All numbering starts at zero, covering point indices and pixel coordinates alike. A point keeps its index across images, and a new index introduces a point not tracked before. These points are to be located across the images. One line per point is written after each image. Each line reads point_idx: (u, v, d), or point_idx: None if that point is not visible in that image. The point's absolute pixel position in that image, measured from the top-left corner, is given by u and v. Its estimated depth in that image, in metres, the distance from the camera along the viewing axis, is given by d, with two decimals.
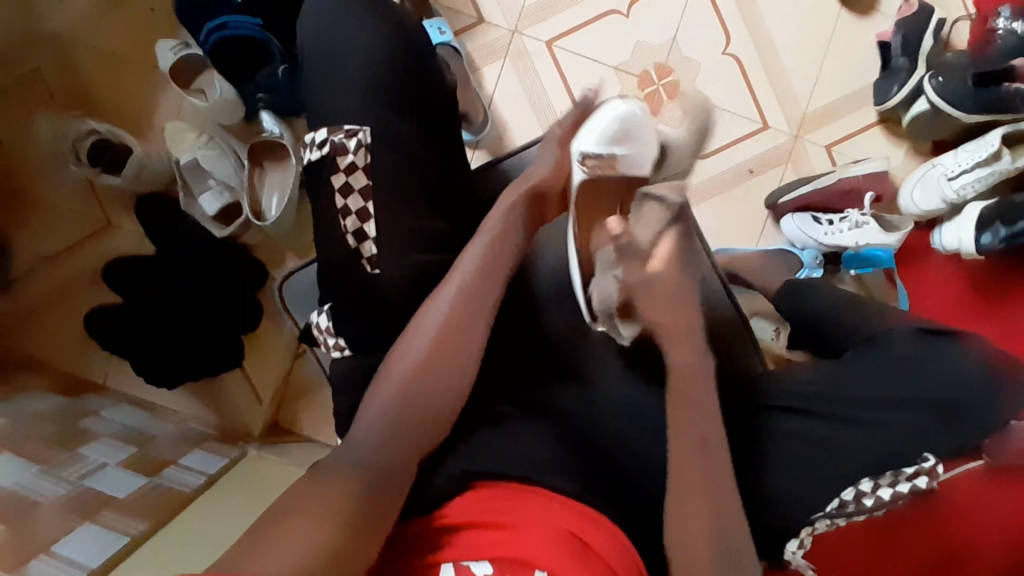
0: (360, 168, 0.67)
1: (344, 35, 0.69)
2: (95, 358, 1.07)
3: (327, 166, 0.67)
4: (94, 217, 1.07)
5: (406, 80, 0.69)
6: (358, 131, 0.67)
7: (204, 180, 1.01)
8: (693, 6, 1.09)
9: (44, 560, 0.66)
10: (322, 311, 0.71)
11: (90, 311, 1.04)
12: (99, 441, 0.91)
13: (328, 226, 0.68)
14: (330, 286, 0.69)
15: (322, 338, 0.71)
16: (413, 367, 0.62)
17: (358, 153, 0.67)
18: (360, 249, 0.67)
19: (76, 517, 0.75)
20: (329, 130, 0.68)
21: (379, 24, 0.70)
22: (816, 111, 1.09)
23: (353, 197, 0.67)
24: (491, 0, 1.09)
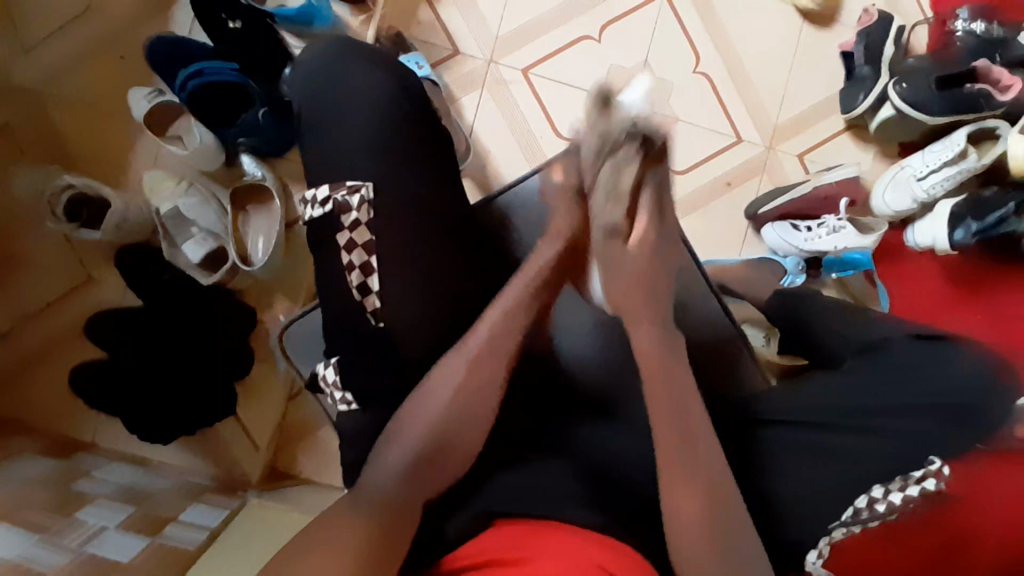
0: (364, 224, 0.67)
1: (340, 81, 0.70)
2: (83, 417, 1.04)
3: (327, 220, 0.67)
4: (73, 273, 1.05)
5: (397, 122, 0.69)
6: (358, 187, 0.67)
7: (188, 228, 0.99)
8: (662, 27, 1.12)
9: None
10: (329, 364, 0.70)
11: (74, 370, 1.01)
12: (95, 503, 0.88)
13: (332, 279, 0.68)
14: (336, 330, 0.68)
15: (328, 392, 0.69)
16: (428, 418, 0.61)
17: (362, 209, 0.67)
18: (364, 302, 0.66)
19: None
20: (331, 186, 0.68)
21: (371, 67, 0.70)
22: (787, 122, 1.13)
23: (357, 251, 0.67)
24: (465, 31, 1.11)
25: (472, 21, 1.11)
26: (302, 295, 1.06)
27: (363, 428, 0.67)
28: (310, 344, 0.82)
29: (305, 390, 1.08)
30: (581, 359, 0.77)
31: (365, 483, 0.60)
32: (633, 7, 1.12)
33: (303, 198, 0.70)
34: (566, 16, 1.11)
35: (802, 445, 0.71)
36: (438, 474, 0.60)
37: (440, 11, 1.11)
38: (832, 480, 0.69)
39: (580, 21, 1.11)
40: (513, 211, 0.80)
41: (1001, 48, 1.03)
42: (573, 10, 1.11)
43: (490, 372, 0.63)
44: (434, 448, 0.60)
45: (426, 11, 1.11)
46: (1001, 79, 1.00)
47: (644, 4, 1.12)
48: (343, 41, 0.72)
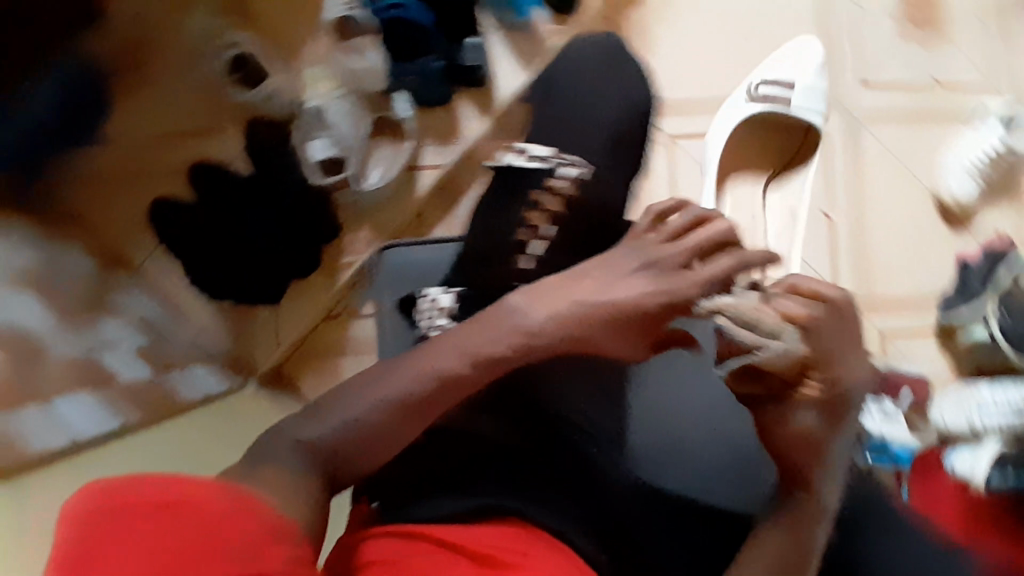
0: (564, 196, 0.74)
1: (603, 84, 0.82)
2: (139, 240, 1.06)
3: (527, 172, 0.73)
4: (198, 117, 1.08)
5: (620, 136, 0.79)
6: (574, 168, 0.74)
7: (323, 127, 1.03)
8: (813, 159, 1.16)
9: (33, 411, 0.72)
10: (444, 291, 0.72)
11: (156, 200, 1.05)
12: (116, 321, 0.93)
13: (498, 220, 0.73)
14: (464, 268, 0.74)
15: (428, 313, 0.71)
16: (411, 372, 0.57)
17: (568, 182, 0.74)
18: (520, 255, 0.72)
19: (77, 383, 0.79)
20: (553, 152, 0.75)
21: (625, 87, 0.82)
22: (885, 295, 1.15)
23: (541, 212, 0.73)
24: None
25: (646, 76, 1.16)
26: (388, 231, 1.10)
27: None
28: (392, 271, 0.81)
29: (344, 314, 1.11)
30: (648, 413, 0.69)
31: (312, 421, 0.55)
32: None
33: (520, 148, 0.77)
34: None
35: None
36: (392, 439, 0.55)
37: (623, 52, 1.16)
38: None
39: None
40: None
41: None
42: None
43: (447, 393, 0.57)
44: (365, 431, 0.54)
45: (612, 46, 1.16)
46: None
47: None
48: (602, 56, 0.84)
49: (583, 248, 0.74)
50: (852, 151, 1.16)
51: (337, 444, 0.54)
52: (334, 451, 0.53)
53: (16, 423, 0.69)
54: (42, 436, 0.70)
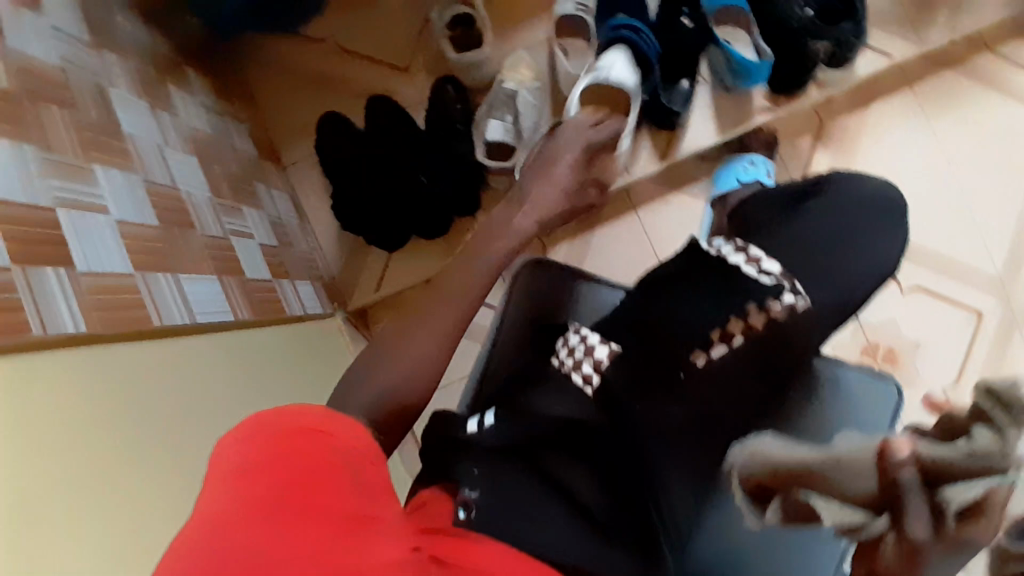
0: (770, 316, 0.69)
1: (874, 233, 0.77)
2: (300, 146, 1.13)
3: (743, 276, 0.71)
4: (398, 55, 1.11)
5: (854, 279, 0.75)
6: (798, 297, 0.70)
7: (506, 111, 1.02)
8: (950, 334, 1.13)
9: (168, 279, 0.71)
10: (601, 341, 0.71)
11: (331, 114, 1.09)
12: (259, 212, 0.97)
13: (697, 309, 0.70)
14: (616, 325, 0.73)
15: (574, 361, 0.71)
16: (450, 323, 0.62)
17: (783, 307, 0.69)
18: (699, 351, 0.69)
19: (211, 266, 0.79)
20: (782, 271, 0.72)
21: (896, 242, 0.78)
22: None
23: (739, 321, 0.69)
24: None
25: None
26: None
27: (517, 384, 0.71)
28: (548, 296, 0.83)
29: None
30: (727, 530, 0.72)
31: (366, 378, 0.58)
32: (953, 298, 1.14)
33: (746, 246, 0.74)
34: None
35: None
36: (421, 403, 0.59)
37: (817, 152, 1.13)
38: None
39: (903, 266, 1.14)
40: (833, 386, 0.79)
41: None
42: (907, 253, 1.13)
43: (475, 293, 0.65)
44: (407, 359, 0.59)
45: (805, 143, 1.13)
46: None
47: (962, 305, 1.13)
48: (875, 197, 0.79)
49: (751, 361, 0.70)
50: (993, 347, 1.13)
51: (399, 370, 0.59)
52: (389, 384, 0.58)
53: (152, 285, 0.68)
54: (170, 311, 0.69)
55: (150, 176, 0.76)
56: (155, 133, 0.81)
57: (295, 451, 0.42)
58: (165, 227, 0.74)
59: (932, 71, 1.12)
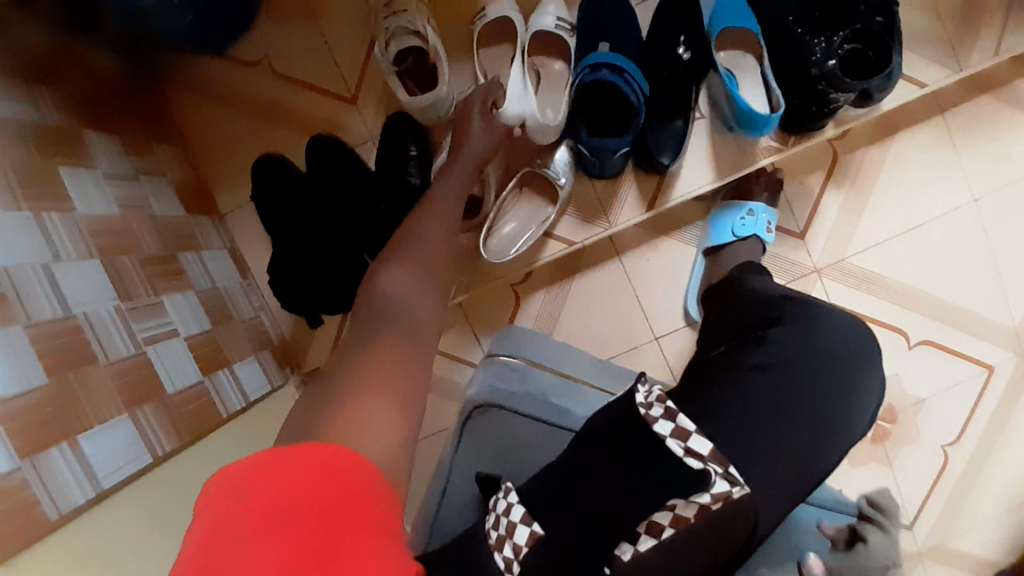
0: (699, 506, 0.53)
1: (862, 386, 0.70)
2: (242, 190, 1.01)
3: (666, 455, 0.56)
4: (347, 84, 0.96)
5: (823, 437, 0.65)
6: (733, 485, 0.52)
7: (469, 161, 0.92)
8: (957, 389, 1.02)
9: (65, 451, 0.62)
10: (525, 514, 0.59)
11: (270, 156, 0.96)
12: (185, 294, 0.86)
13: (620, 494, 0.57)
14: (546, 492, 0.60)
15: (495, 536, 0.59)
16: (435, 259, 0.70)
17: (714, 500, 0.52)
18: (619, 544, 0.56)
19: (120, 401, 0.70)
20: (713, 451, 0.55)
21: (873, 395, 0.71)
22: (964, 554, 1.04)
23: (662, 512, 0.54)
24: (824, 229, 0.99)
25: (836, 227, 0.99)
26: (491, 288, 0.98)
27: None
28: (489, 435, 0.72)
29: None
30: None
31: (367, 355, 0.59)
32: (965, 353, 1.01)
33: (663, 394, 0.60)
34: (903, 300, 1.00)
35: None
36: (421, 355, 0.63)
37: (825, 191, 0.99)
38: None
39: (913, 317, 1.01)
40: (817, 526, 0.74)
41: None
42: (915, 303, 1.00)
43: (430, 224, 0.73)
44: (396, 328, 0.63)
45: (814, 181, 0.99)
46: None
47: (974, 359, 1.01)
48: (848, 346, 0.71)
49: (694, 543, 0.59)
50: (1002, 403, 1.02)
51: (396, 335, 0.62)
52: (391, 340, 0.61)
53: (42, 469, 0.59)
54: (68, 491, 0.61)
55: (40, 314, 0.65)
56: (39, 249, 0.68)
57: (328, 492, 0.44)
58: (58, 378, 0.64)
59: (964, 97, 0.97)
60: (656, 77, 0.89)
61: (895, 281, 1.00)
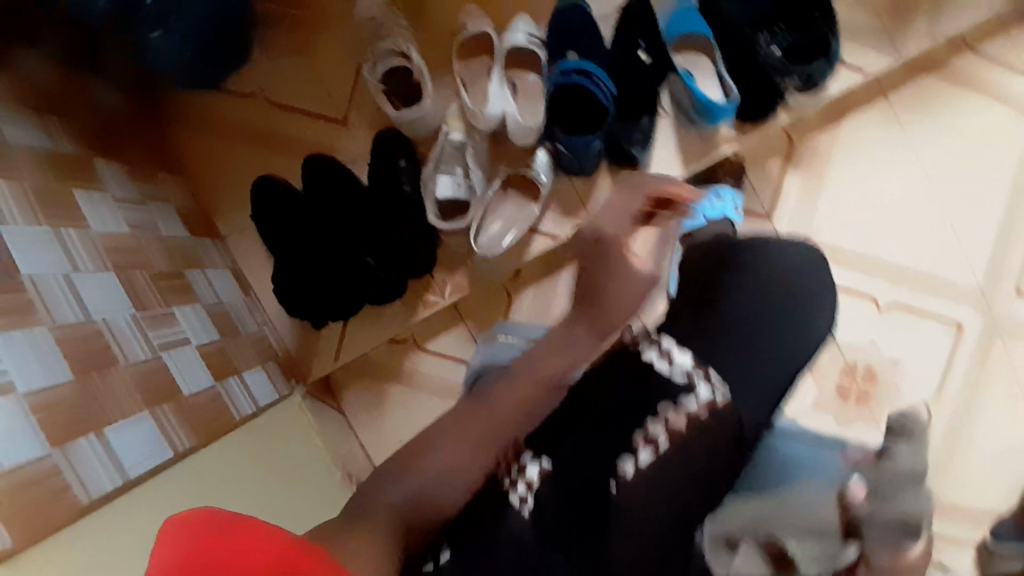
0: (691, 414, 0.62)
1: (818, 310, 0.77)
2: (243, 213, 1.06)
3: (655, 374, 0.64)
4: (338, 106, 1.03)
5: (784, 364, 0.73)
6: (716, 393, 0.63)
7: (455, 164, 0.96)
8: (930, 349, 1.08)
9: (92, 440, 0.65)
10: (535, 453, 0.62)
11: (268, 178, 1.02)
12: (195, 306, 0.91)
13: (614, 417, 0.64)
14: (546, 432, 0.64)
15: (508, 476, 0.62)
16: (496, 415, 0.66)
17: (701, 405, 0.62)
18: (622, 459, 0.61)
19: (140, 399, 0.73)
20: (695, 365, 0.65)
21: (826, 311, 0.78)
22: (960, 507, 1.08)
23: (659, 424, 0.62)
24: (789, 208, 1.07)
25: (798, 205, 1.07)
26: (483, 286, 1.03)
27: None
28: None
29: (410, 343, 1.06)
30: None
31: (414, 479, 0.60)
32: (929, 312, 1.08)
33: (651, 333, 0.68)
34: (867, 269, 1.08)
35: None
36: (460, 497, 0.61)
37: (786, 174, 1.07)
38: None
39: (877, 283, 1.08)
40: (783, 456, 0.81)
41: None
42: (878, 271, 1.08)
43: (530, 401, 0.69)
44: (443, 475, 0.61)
45: (774, 165, 1.07)
46: None
47: (939, 318, 1.08)
48: (802, 266, 0.79)
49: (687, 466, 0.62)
50: (975, 359, 1.08)
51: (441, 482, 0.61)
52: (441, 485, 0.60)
53: (73, 456, 0.62)
54: (97, 477, 0.64)
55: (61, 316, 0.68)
56: (59, 261, 0.72)
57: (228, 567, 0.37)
58: (82, 376, 0.67)
59: (902, 81, 1.07)
60: (622, 80, 0.97)
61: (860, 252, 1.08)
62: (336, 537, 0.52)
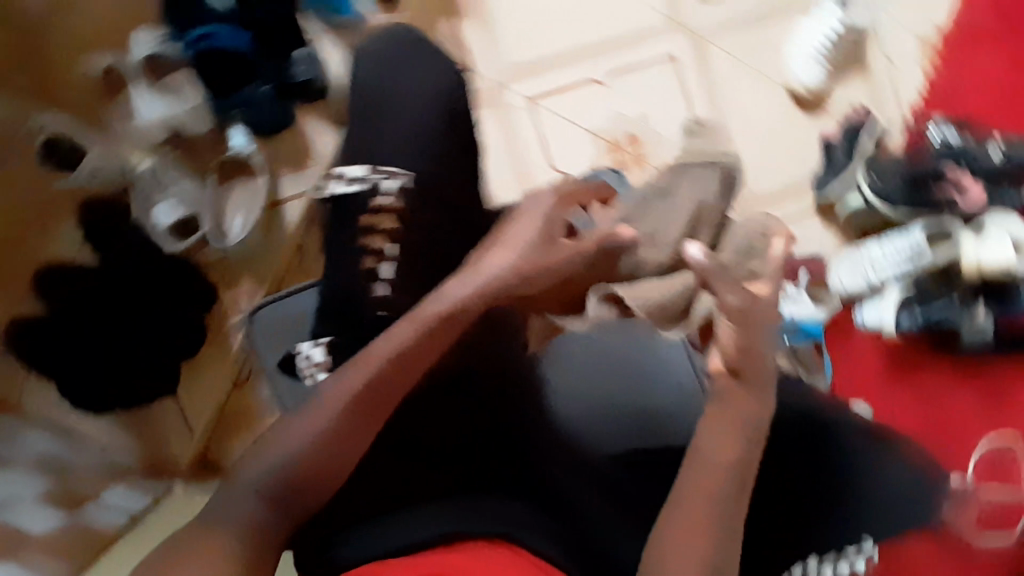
0: (389, 212, 0.62)
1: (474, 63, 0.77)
2: (1, 377, 0.90)
3: (350, 203, 0.62)
4: (25, 218, 0.93)
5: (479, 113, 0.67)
6: (399, 177, 0.62)
7: (163, 189, 0.93)
8: (665, 86, 1.16)
9: None
10: (316, 343, 0.65)
11: (10, 326, 0.88)
12: (9, 472, 0.81)
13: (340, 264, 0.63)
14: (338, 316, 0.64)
15: (308, 371, 0.65)
16: (330, 411, 0.54)
17: (393, 197, 0.62)
18: (370, 287, 0.62)
19: None
20: (369, 166, 0.62)
21: None
22: (769, 191, 1.20)
23: (376, 238, 0.61)
24: (479, 52, 1.11)
25: (486, 43, 1.11)
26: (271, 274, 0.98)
27: (359, 488, 0.62)
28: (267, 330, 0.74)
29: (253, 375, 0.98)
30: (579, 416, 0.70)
31: (267, 452, 0.53)
32: (642, 61, 1.15)
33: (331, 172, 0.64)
34: (578, 58, 1.14)
35: (794, 502, 0.75)
36: (306, 501, 0.53)
37: (458, 26, 1.10)
38: (794, 537, 0.72)
39: (590, 64, 1.14)
40: None
41: (974, 156, 1.10)
42: (585, 54, 1.14)
43: (405, 370, 0.56)
44: (320, 451, 0.53)
45: (443, 25, 1.10)
46: (967, 184, 1.07)
47: (652, 60, 1.15)
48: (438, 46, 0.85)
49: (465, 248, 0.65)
50: (700, 71, 1.16)
51: (303, 466, 0.53)
52: (313, 457, 0.53)
53: None
54: None
55: None
56: None
57: None
58: None
59: None
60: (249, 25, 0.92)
61: (564, 48, 1.13)
62: (187, 542, 0.48)
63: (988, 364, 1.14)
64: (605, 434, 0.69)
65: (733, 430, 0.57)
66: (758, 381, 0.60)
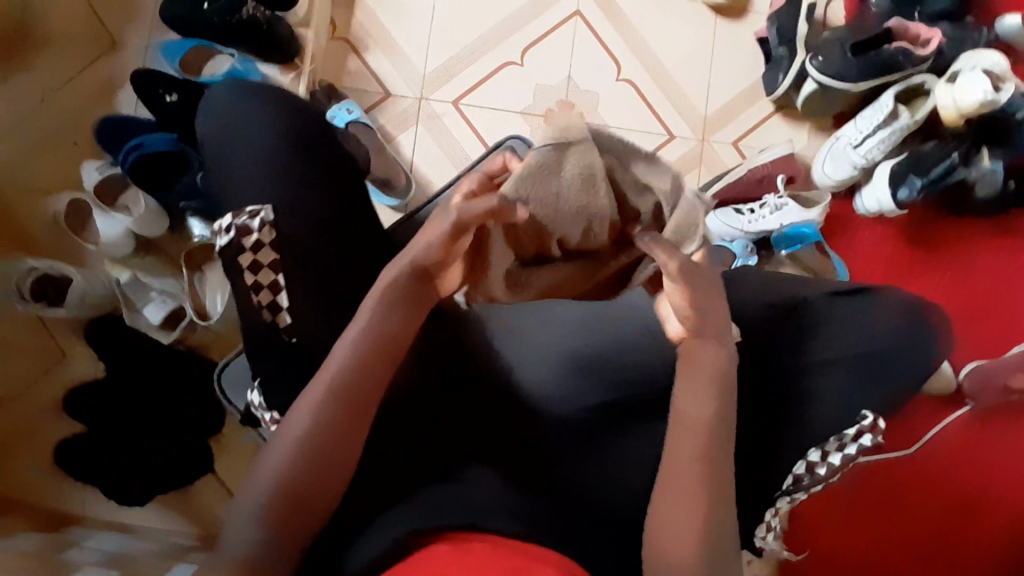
0: (267, 245, 0.63)
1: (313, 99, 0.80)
2: (67, 490, 1.02)
3: (231, 248, 0.62)
4: (48, 352, 1.05)
5: (324, 133, 0.70)
6: (260, 211, 0.64)
7: (147, 292, 1.02)
8: (580, 44, 1.15)
9: None
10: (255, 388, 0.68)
11: (57, 448, 1.01)
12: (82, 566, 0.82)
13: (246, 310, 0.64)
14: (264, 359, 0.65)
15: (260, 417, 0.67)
16: (300, 427, 0.56)
17: (264, 230, 0.63)
18: (276, 320, 0.64)
19: None
20: (232, 213, 0.64)
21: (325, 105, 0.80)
22: (722, 106, 1.14)
23: (263, 271, 0.63)
24: (393, 74, 1.14)
25: (398, 65, 1.15)
26: None
27: (355, 491, 0.63)
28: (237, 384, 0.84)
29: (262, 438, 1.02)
30: (545, 386, 0.70)
31: (255, 479, 0.56)
32: (551, 27, 1.15)
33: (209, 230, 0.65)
34: (489, 46, 1.15)
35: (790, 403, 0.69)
36: (314, 510, 0.56)
37: (367, 59, 1.14)
38: (786, 437, 0.68)
39: (502, 48, 1.15)
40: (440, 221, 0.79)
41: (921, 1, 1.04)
42: (495, 40, 1.15)
43: (365, 373, 0.59)
44: (307, 466, 0.56)
45: (355, 62, 1.14)
46: (919, 33, 0.99)
47: (560, 24, 1.15)
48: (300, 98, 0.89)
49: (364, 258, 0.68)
50: (611, 17, 1.15)
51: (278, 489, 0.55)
52: (300, 476, 0.55)
53: None
54: None
55: None
56: None
57: None
58: None
59: None
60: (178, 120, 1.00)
61: (473, 41, 1.15)
62: None
63: (1007, 207, 1.05)
64: (570, 388, 0.70)
65: (713, 388, 0.59)
66: (711, 330, 0.61)
